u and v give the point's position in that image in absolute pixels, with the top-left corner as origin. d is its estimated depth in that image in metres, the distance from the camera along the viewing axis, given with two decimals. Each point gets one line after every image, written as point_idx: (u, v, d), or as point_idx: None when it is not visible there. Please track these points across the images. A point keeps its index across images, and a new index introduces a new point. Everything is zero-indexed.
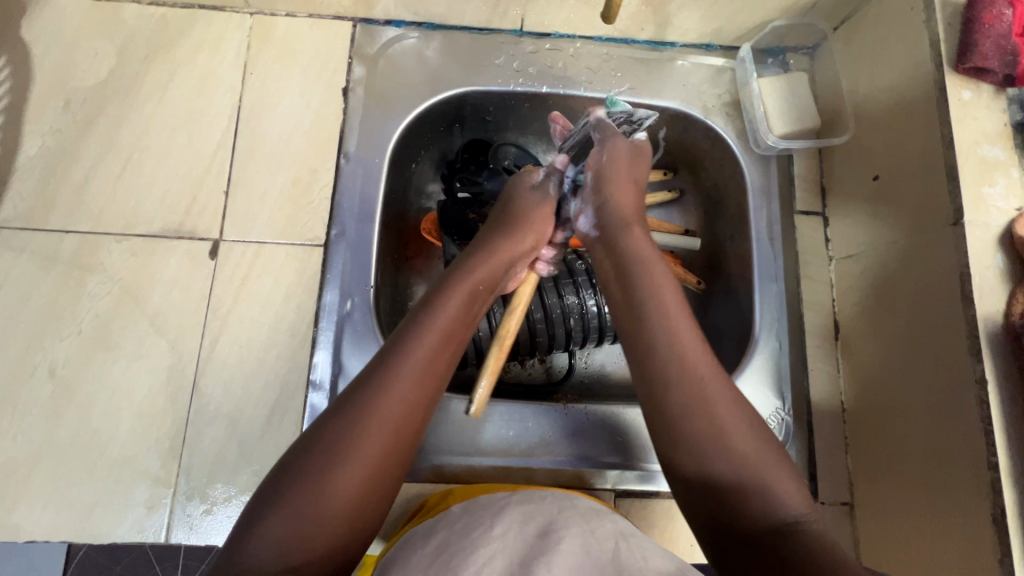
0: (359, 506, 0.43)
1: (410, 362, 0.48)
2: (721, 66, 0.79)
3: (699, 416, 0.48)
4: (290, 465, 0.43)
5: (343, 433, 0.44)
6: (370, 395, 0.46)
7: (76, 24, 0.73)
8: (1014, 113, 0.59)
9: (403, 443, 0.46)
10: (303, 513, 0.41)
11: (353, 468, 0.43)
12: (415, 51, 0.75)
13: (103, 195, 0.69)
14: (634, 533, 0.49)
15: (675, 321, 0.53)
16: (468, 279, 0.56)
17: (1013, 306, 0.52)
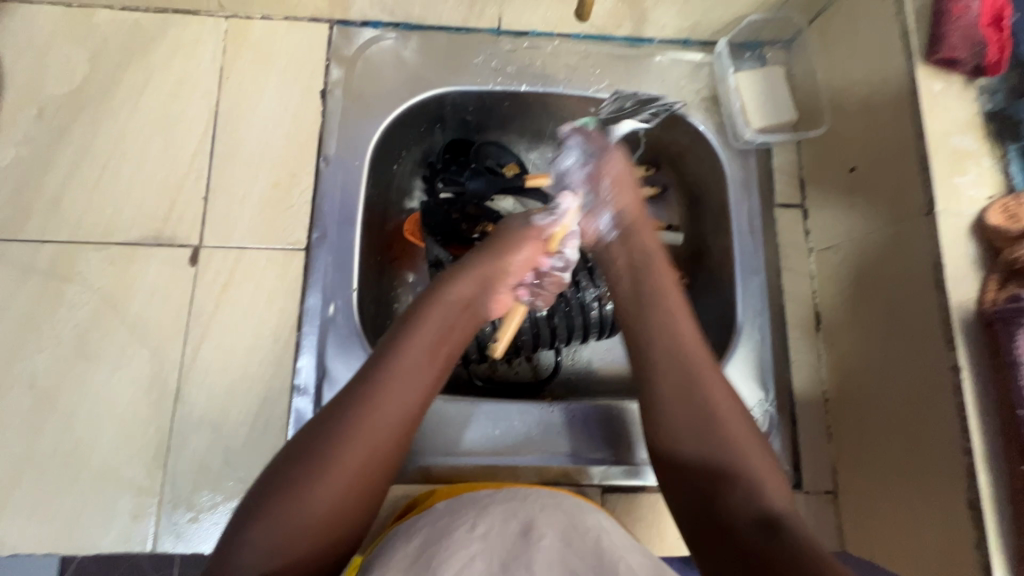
0: (335, 519, 0.44)
1: (395, 387, 0.49)
2: (698, 61, 0.79)
3: (694, 409, 0.52)
4: (279, 468, 0.45)
5: (315, 456, 0.45)
6: (352, 416, 0.46)
7: (49, 31, 0.72)
8: (984, 103, 0.59)
9: (381, 464, 0.46)
10: (278, 529, 0.42)
11: (328, 485, 0.44)
12: (393, 52, 0.75)
13: (80, 204, 0.68)
14: (618, 529, 0.50)
15: (676, 327, 0.57)
16: (444, 309, 0.55)
17: (985, 294, 0.53)
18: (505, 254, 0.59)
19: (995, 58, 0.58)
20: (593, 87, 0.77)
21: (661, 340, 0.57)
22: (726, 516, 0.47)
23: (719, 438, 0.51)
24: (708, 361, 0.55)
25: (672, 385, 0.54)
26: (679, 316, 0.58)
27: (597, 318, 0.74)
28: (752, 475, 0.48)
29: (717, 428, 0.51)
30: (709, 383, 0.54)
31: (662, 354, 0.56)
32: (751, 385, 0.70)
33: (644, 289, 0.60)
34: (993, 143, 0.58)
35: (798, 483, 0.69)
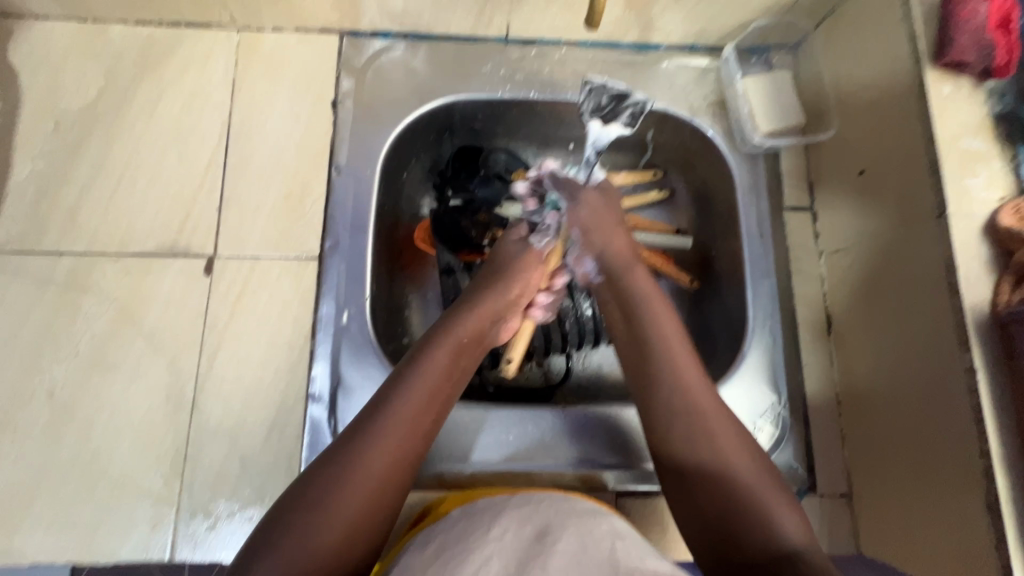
0: (356, 533, 0.44)
1: (412, 401, 0.51)
2: (705, 66, 0.79)
3: (700, 446, 0.52)
4: (299, 489, 0.46)
5: (326, 488, 0.45)
6: (372, 429, 0.48)
7: (64, 46, 0.73)
8: (994, 105, 0.60)
9: (401, 474, 0.48)
10: (289, 565, 0.41)
11: (350, 497, 0.45)
12: (403, 62, 0.76)
13: (96, 215, 0.69)
14: (640, 540, 0.49)
15: (679, 357, 0.57)
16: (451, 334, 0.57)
17: (999, 295, 0.53)
18: (509, 279, 0.63)
19: (1002, 61, 0.58)
20: None
21: (666, 378, 0.55)
22: (741, 555, 0.46)
23: (729, 477, 0.49)
24: (712, 397, 0.54)
25: (677, 425, 0.53)
26: (680, 354, 0.57)
27: None
28: (765, 510, 0.47)
29: (722, 466, 0.50)
30: (714, 420, 0.53)
31: (665, 392, 0.55)
32: (762, 389, 0.70)
33: (652, 320, 0.59)
34: (1003, 145, 0.58)
35: (812, 487, 0.69)
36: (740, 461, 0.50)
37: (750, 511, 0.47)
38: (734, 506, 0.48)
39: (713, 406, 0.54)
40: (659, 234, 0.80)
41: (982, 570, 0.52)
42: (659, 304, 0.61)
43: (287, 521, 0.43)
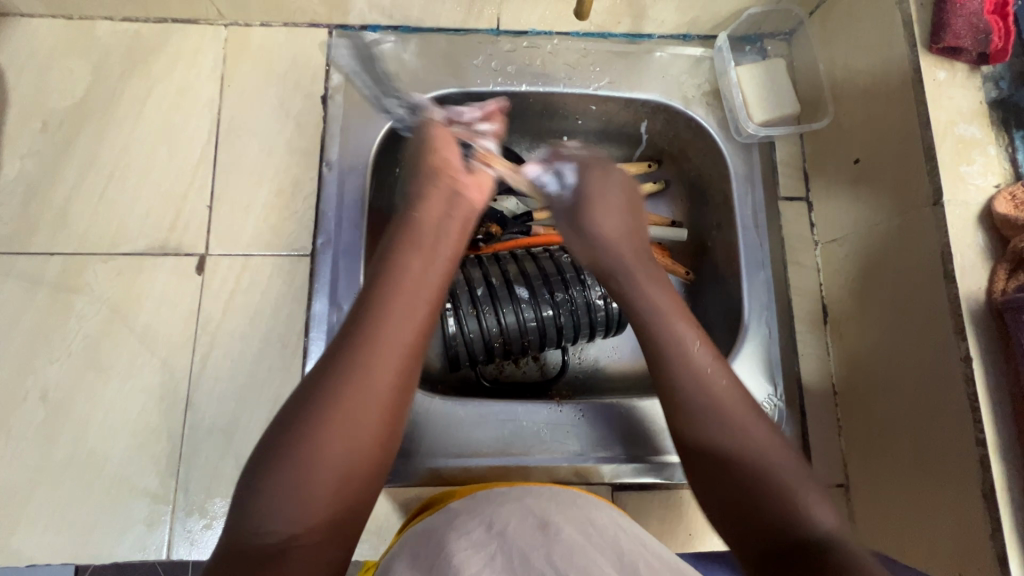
0: (353, 463, 0.43)
1: (387, 313, 0.48)
2: (700, 56, 0.78)
3: (729, 440, 0.49)
4: (287, 419, 0.44)
5: (321, 404, 0.43)
6: (352, 351, 0.45)
7: (50, 44, 0.72)
8: (989, 91, 0.59)
9: (392, 396, 0.45)
10: (294, 482, 0.41)
11: (340, 424, 0.43)
12: (393, 55, 0.74)
13: (86, 215, 0.68)
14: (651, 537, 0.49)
15: (699, 349, 0.53)
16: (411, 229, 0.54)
17: (995, 283, 0.53)
18: (451, 162, 0.61)
19: (999, 45, 0.57)
20: (594, 85, 0.76)
21: (674, 364, 0.53)
22: (765, 539, 0.44)
23: (751, 461, 0.47)
24: (728, 377, 0.52)
25: (697, 415, 0.50)
26: (691, 338, 0.54)
27: (604, 317, 0.73)
28: (790, 492, 0.45)
29: (752, 455, 0.48)
30: (730, 405, 0.50)
31: (692, 386, 0.51)
32: (759, 380, 0.69)
33: (666, 311, 0.55)
34: (999, 131, 0.58)
35: None
36: (759, 438, 0.48)
37: (774, 495, 0.45)
38: (758, 488, 0.46)
39: (728, 384, 0.52)
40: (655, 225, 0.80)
41: (978, 563, 0.51)
42: (664, 301, 0.56)
43: (276, 458, 0.42)
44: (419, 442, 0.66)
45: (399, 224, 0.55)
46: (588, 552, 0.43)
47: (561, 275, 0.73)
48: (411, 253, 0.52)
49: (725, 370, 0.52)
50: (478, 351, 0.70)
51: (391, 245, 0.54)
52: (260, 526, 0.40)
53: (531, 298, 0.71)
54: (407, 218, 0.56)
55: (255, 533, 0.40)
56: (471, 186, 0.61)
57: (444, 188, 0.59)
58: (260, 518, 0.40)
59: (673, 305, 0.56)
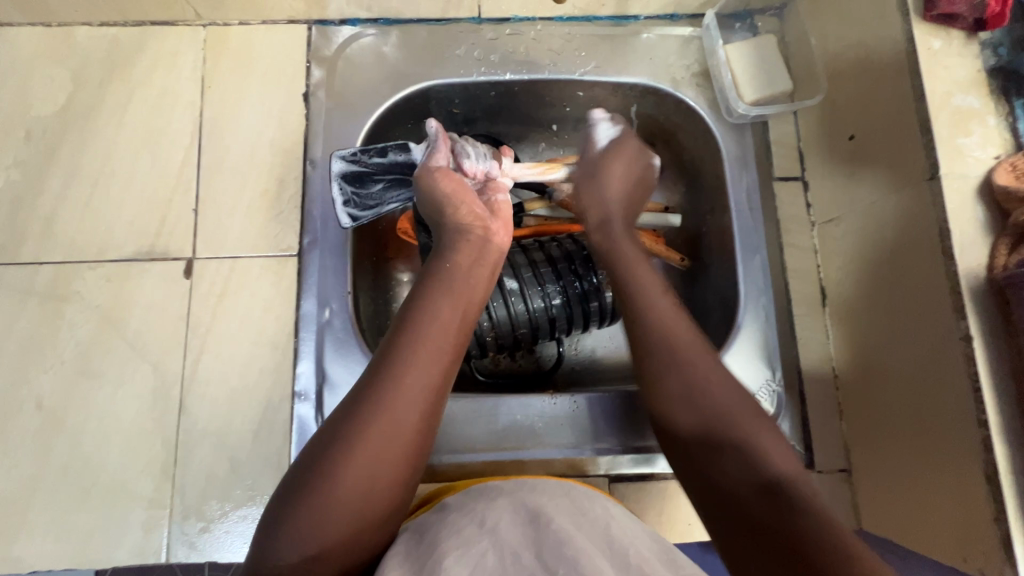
0: (377, 505, 0.44)
1: (415, 352, 0.48)
2: (688, 36, 0.76)
3: (686, 374, 0.52)
4: (311, 457, 0.44)
5: (350, 433, 0.44)
6: (375, 395, 0.46)
7: (30, 52, 0.72)
8: (988, 58, 0.57)
9: (417, 438, 0.46)
10: (317, 513, 0.42)
11: (365, 465, 0.44)
12: (373, 48, 0.73)
13: (73, 223, 0.68)
14: (643, 530, 0.48)
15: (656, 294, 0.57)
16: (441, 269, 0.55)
17: (996, 259, 0.51)
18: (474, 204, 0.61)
19: (995, 9, 0.55)
20: (580, 70, 0.74)
21: (642, 318, 0.56)
22: (721, 482, 0.46)
23: (711, 411, 0.50)
24: (690, 331, 0.55)
25: (670, 370, 0.53)
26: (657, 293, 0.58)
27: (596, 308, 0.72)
28: (747, 440, 0.48)
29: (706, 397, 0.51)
30: (691, 354, 0.53)
31: (649, 332, 0.55)
32: (756, 366, 0.67)
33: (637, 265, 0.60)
34: (998, 101, 0.56)
35: (809, 464, 0.67)
36: (726, 397, 0.51)
37: (731, 441, 0.48)
38: (717, 434, 0.49)
39: (693, 342, 0.54)
40: (648, 212, 0.78)
41: (981, 546, 0.50)
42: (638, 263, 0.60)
43: (301, 493, 0.43)
44: None
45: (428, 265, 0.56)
46: (581, 542, 0.43)
47: (552, 266, 0.72)
48: (441, 296, 0.53)
49: (689, 330, 0.55)
50: (471, 346, 0.70)
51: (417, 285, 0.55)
52: (279, 555, 0.41)
53: (521, 290, 0.70)
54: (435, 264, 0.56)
55: (275, 559, 0.41)
56: (492, 224, 0.61)
57: (470, 231, 0.59)
58: (281, 550, 0.41)
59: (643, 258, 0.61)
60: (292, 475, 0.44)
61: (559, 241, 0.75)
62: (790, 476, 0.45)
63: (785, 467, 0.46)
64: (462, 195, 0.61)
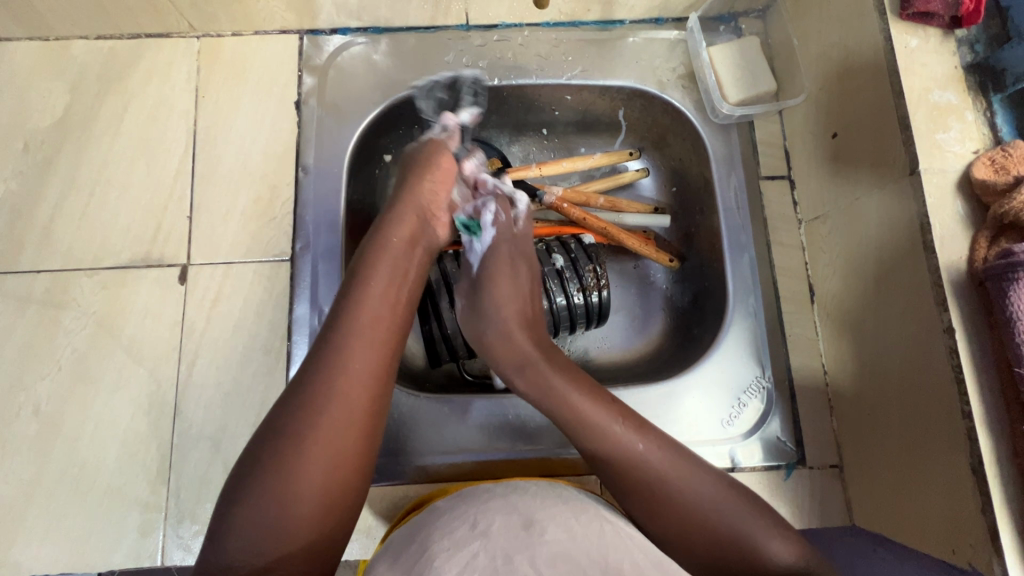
0: (332, 497, 0.44)
1: (353, 332, 0.49)
2: (674, 38, 0.77)
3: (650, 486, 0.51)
4: (255, 457, 0.44)
5: (291, 420, 0.45)
6: (315, 385, 0.46)
7: (28, 66, 0.74)
8: (965, 55, 0.57)
9: (362, 418, 0.46)
10: (269, 512, 0.42)
11: (314, 456, 0.44)
12: (364, 56, 0.75)
13: (69, 231, 0.70)
14: (631, 533, 0.49)
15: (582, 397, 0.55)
16: (384, 253, 0.55)
17: (976, 252, 0.51)
18: (436, 193, 0.63)
19: (970, 7, 0.56)
20: (567, 74, 0.75)
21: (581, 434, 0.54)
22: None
23: (701, 522, 0.49)
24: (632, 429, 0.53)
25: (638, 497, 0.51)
26: (609, 422, 0.53)
27: (583, 309, 0.72)
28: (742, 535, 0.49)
29: (669, 488, 0.51)
30: (667, 474, 0.51)
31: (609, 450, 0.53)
32: (743, 363, 0.69)
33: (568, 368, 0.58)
34: (976, 96, 0.56)
35: (801, 460, 0.67)
36: (703, 486, 0.51)
37: (733, 543, 0.49)
38: (715, 536, 0.49)
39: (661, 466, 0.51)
40: (638, 213, 0.79)
41: (970, 538, 0.50)
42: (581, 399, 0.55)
43: (248, 491, 0.42)
44: (402, 441, 0.66)
45: (368, 247, 0.56)
46: (571, 553, 0.43)
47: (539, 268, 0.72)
48: (377, 278, 0.53)
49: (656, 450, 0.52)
50: (459, 347, 0.70)
51: (355, 270, 0.54)
52: (231, 561, 0.41)
53: None
54: (379, 248, 0.56)
55: (232, 563, 0.41)
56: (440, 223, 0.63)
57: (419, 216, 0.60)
58: (236, 552, 0.41)
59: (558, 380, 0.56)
60: (238, 477, 0.44)
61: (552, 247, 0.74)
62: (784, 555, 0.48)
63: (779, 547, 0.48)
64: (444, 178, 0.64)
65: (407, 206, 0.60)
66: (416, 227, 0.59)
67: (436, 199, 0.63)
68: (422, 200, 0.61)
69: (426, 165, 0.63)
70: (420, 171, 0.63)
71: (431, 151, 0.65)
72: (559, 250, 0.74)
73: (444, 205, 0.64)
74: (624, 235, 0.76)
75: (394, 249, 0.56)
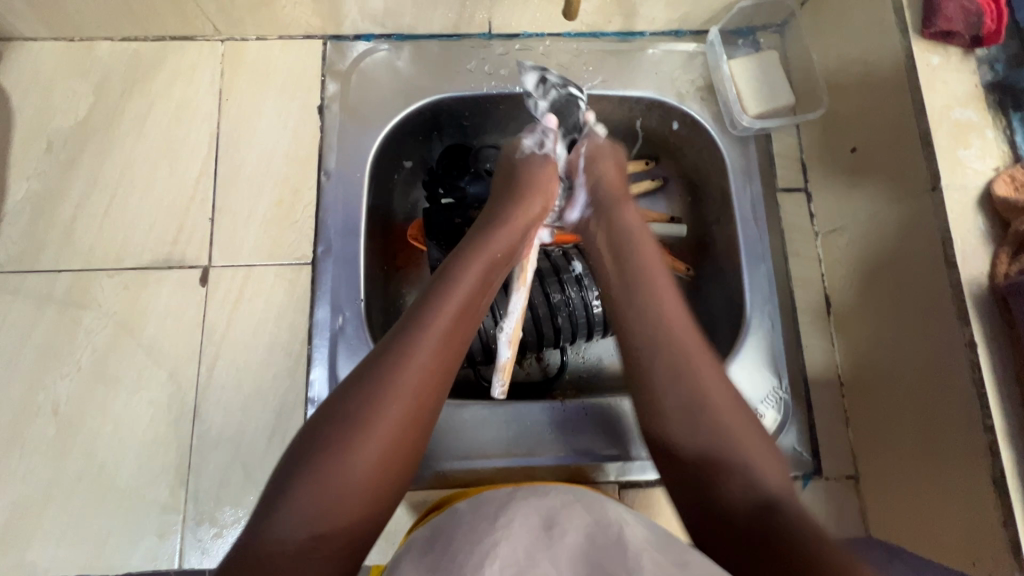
0: (385, 482, 0.44)
1: (435, 326, 0.49)
2: (692, 51, 0.78)
3: (685, 373, 0.51)
4: (317, 434, 0.44)
5: (365, 396, 0.45)
6: (390, 369, 0.46)
7: (52, 66, 0.74)
8: (984, 73, 0.59)
9: (426, 411, 0.47)
10: (330, 483, 0.41)
11: (378, 441, 0.44)
12: (386, 63, 0.75)
13: (91, 232, 0.70)
14: (656, 532, 0.47)
15: (655, 281, 0.58)
16: (480, 254, 0.56)
17: (997, 267, 0.52)
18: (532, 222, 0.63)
19: (991, 27, 0.57)
20: (587, 84, 0.76)
21: (632, 308, 0.56)
22: (705, 496, 0.47)
23: (719, 444, 0.48)
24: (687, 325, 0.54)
25: (671, 386, 0.51)
26: (664, 300, 0.56)
27: (601, 316, 0.73)
28: (739, 450, 0.48)
29: (700, 397, 0.50)
30: (702, 365, 0.52)
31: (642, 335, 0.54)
32: (763, 373, 0.68)
33: (643, 253, 0.60)
34: (996, 114, 0.57)
35: (817, 471, 0.68)
36: (721, 395, 0.50)
37: (726, 444, 0.48)
38: (718, 447, 0.48)
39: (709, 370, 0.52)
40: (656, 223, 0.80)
41: (991, 551, 0.51)
42: (658, 276, 0.58)
43: (310, 462, 0.42)
44: (423, 447, 0.66)
45: (465, 246, 0.57)
46: (595, 553, 0.43)
47: (558, 275, 0.73)
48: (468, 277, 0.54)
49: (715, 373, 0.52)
50: (477, 352, 0.72)
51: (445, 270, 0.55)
52: (285, 529, 0.39)
53: (528, 300, 0.71)
54: (474, 251, 0.57)
55: (280, 534, 0.39)
56: (527, 244, 0.64)
57: (517, 227, 0.61)
58: (289, 524, 0.40)
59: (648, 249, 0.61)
60: (299, 449, 0.43)
61: (570, 256, 0.75)
62: (769, 476, 0.46)
63: (759, 456, 0.48)
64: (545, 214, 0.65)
65: (504, 223, 0.60)
66: (510, 240, 0.60)
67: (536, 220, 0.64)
68: (519, 222, 0.61)
69: (532, 193, 0.64)
70: (513, 197, 0.64)
71: (537, 177, 0.66)
72: (578, 257, 0.75)
73: (529, 238, 0.65)
74: None
75: (484, 253, 0.57)
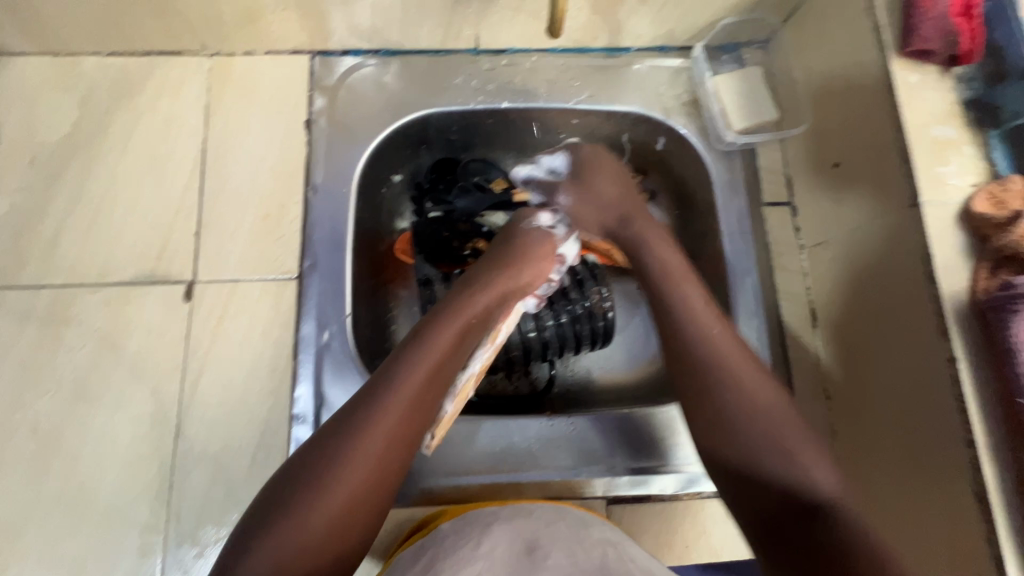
0: (339, 539, 0.43)
1: (404, 386, 0.49)
2: (679, 66, 0.79)
3: (723, 363, 0.54)
4: (283, 487, 0.44)
5: (330, 453, 0.45)
6: (355, 426, 0.46)
7: (38, 81, 0.74)
8: (962, 91, 0.60)
9: (385, 471, 0.46)
10: (286, 541, 0.41)
11: (335, 503, 0.43)
12: (374, 79, 0.76)
13: (74, 247, 0.69)
14: (633, 546, 0.49)
15: (692, 280, 0.60)
16: (458, 313, 0.56)
17: (977, 283, 0.52)
18: (517, 278, 0.62)
19: (967, 46, 0.58)
20: (575, 99, 0.77)
21: (679, 300, 0.59)
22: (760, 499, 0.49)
23: (772, 445, 0.50)
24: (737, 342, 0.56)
25: (718, 392, 0.53)
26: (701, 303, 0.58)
27: (588, 330, 0.73)
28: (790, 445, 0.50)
29: (749, 399, 0.52)
30: (742, 370, 0.54)
31: (689, 323, 0.57)
32: None
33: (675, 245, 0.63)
34: (974, 131, 0.58)
35: None
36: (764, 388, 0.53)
37: (772, 440, 0.50)
38: (772, 443, 0.50)
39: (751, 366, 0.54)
40: None
41: (974, 566, 0.51)
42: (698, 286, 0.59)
43: (275, 515, 0.42)
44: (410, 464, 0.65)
45: (447, 304, 0.57)
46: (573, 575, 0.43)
47: None
48: (443, 336, 0.54)
49: (785, 406, 0.52)
50: None
51: (425, 326, 0.55)
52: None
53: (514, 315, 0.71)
54: (451, 307, 0.56)
55: None
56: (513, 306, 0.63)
57: (501, 285, 0.60)
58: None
59: (678, 252, 0.62)
60: (267, 499, 0.44)
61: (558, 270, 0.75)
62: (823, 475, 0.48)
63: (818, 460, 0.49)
64: (535, 271, 0.64)
65: (488, 281, 0.60)
66: (490, 302, 0.59)
67: (525, 282, 0.63)
68: (502, 279, 0.61)
69: (523, 252, 0.64)
70: (502, 258, 0.63)
71: (531, 244, 0.65)
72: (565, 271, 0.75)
73: (518, 298, 0.63)
74: (628, 258, 0.77)
75: (462, 308, 0.57)
